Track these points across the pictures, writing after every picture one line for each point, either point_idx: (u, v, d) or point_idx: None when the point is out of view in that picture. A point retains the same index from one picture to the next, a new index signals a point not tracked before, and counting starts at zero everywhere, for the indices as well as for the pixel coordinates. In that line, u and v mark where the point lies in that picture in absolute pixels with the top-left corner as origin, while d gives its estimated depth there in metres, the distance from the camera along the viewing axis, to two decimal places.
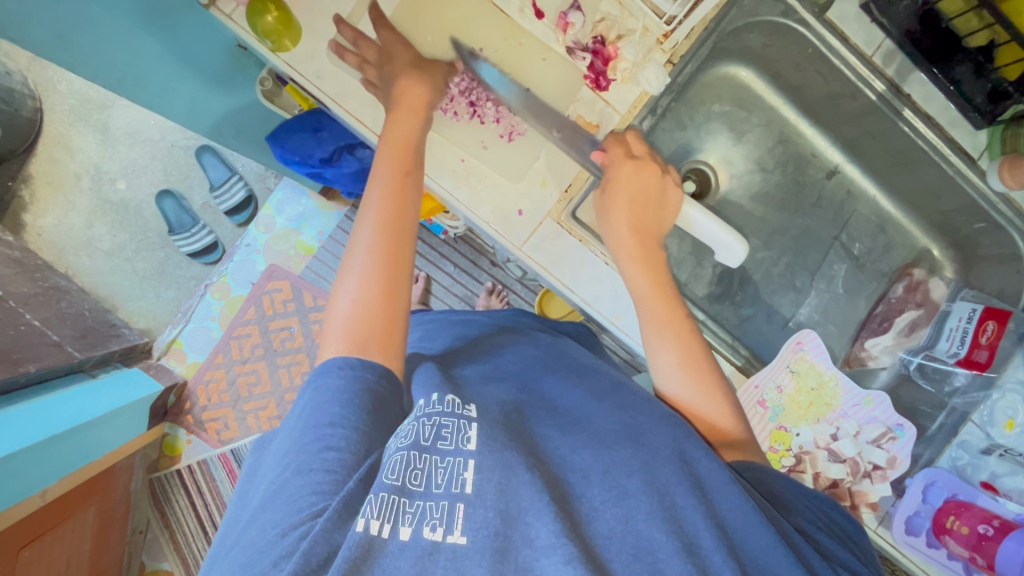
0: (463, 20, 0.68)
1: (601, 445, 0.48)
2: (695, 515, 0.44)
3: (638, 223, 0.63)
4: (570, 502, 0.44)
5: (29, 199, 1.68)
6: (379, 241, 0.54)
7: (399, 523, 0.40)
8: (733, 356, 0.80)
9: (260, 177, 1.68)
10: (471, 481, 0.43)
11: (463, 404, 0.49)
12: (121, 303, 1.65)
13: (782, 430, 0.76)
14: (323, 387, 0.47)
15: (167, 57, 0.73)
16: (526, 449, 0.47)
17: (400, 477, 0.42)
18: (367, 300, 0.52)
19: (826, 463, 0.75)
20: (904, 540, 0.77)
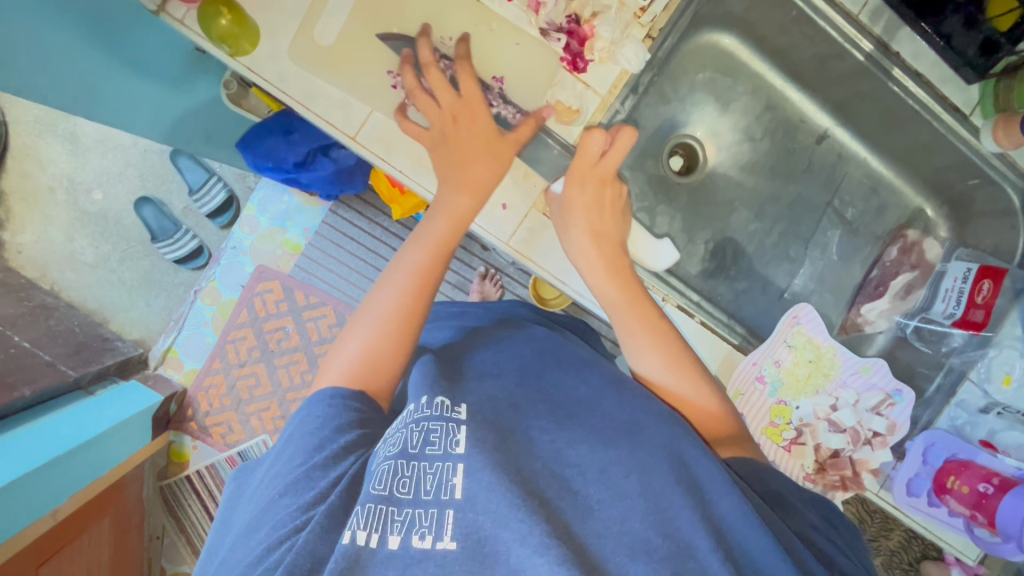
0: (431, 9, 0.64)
1: (599, 441, 0.48)
2: (686, 514, 0.43)
3: (597, 230, 0.63)
4: (562, 500, 0.44)
5: (4, 216, 1.63)
6: (405, 298, 0.57)
7: (387, 532, 0.41)
8: (730, 334, 0.78)
9: (240, 176, 1.65)
10: (460, 486, 0.43)
11: (452, 407, 0.49)
12: (111, 315, 1.63)
13: (782, 404, 0.75)
14: (315, 414, 0.50)
15: (123, 70, 0.70)
16: (524, 457, 0.46)
17: (388, 487, 0.43)
18: (383, 351, 0.55)
19: (826, 434, 0.75)
20: (905, 502, 0.80)
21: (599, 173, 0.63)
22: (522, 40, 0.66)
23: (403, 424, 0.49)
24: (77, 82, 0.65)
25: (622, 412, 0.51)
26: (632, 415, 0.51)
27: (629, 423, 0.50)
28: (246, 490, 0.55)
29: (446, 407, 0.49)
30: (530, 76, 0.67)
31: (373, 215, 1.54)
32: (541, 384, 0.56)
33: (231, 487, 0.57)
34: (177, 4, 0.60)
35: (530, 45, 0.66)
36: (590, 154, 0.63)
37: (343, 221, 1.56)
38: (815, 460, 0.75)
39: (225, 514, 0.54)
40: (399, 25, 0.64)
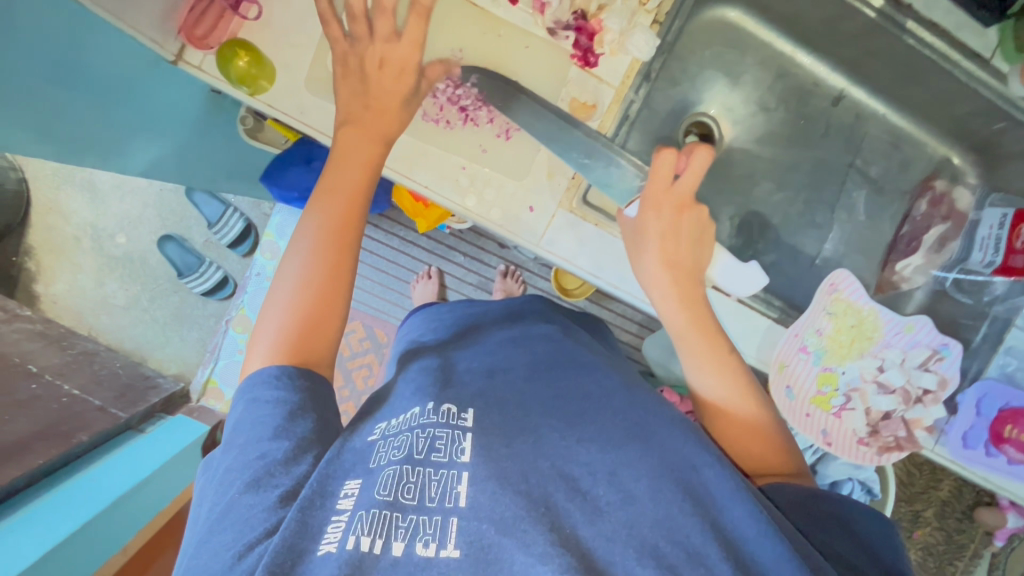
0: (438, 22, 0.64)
1: (609, 443, 0.48)
2: (693, 523, 0.43)
3: (672, 259, 0.60)
4: (570, 502, 0.44)
5: (35, 269, 1.69)
6: (324, 257, 0.54)
7: (391, 539, 0.41)
8: (768, 310, 0.77)
9: (254, 205, 1.71)
10: (465, 494, 0.44)
11: (459, 415, 0.51)
12: (148, 354, 1.70)
13: (828, 372, 0.75)
14: (262, 399, 0.48)
15: (149, 121, 0.71)
16: (532, 457, 0.47)
17: (392, 492, 0.44)
18: (310, 317, 0.53)
19: (875, 397, 0.75)
20: (963, 455, 0.78)
21: (676, 198, 0.60)
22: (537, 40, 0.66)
23: (406, 427, 0.50)
24: (111, 139, 0.67)
25: (635, 415, 0.53)
26: (643, 417, 0.52)
27: (640, 427, 0.51)
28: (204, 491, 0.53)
29: (452, 414, 0.51)
30: (543, 77, 0.67)
31: (387, 227, 1.45)
32: (554, 380, 0.57)
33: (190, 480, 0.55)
34: (194, 51, 0.61)
35: (544, 47, 0.67)
36: (662, 179, 0.60)
37: None
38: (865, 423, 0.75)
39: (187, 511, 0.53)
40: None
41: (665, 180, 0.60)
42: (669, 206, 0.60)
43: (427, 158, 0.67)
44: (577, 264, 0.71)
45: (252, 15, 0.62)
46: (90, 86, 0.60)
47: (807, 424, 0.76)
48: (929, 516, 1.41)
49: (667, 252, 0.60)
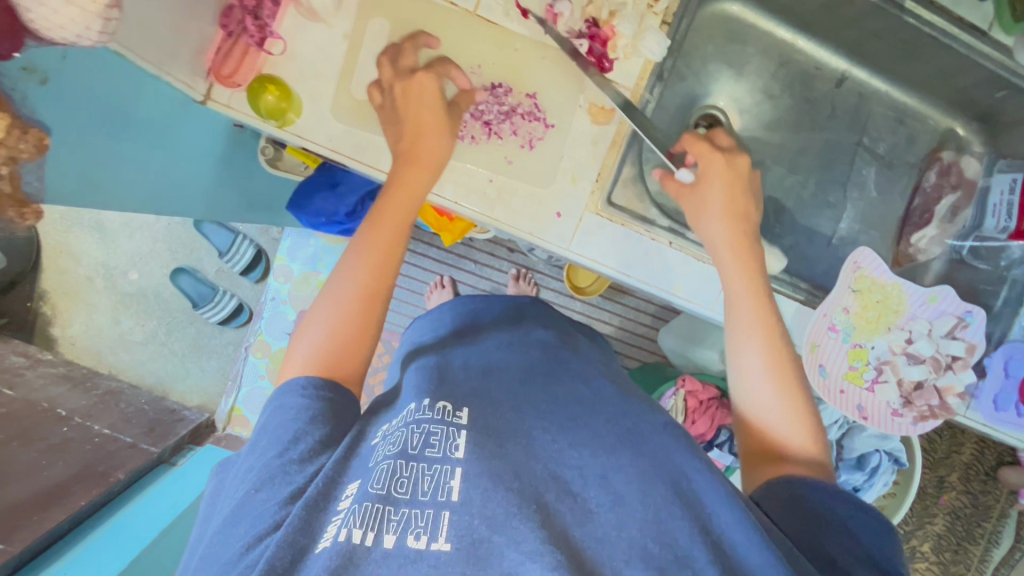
0: (456, 40, 0.67)
1: (600, 448, 0.51)
2: (682, 527, 0.47)
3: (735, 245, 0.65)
4: (562, 503, 0.47)
5: (51, 312, 1.71)
6: (359, 275, 0.57)
7: (383, 531, 0.42)
8: (795, 292, 0.78)
9: (263, 230, 1.72)
10: (457, 489, 0.45)
11: (454, 412, 0.52)
12: (170, 387, 1.72)
13: (858, 348, 0.77)
14: (286, 405, 0.50)
15: (180, 161, 0.72)
16: (525, 460, 0.49)
17: (385, 486, 0.45)
18: (343, 334, 0.55)
19: (905, 367, 0.77)
20: (994, 417, 0.80)
21: (729, 187, 0.67)
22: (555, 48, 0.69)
23: (399, 424, 0.52)
24: (148, 180, 0.68)
25: (626, 421, 0.57)
26: (632, 425, 0.56)
27: (632, 432, 0.55)
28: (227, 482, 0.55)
29: (448, 411, 0.52)
30: (563, 88, 0.69)
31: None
32: (548, 385, 0.60)
33: (212, 481, 0.58)
34: (222, 89, 0.63)
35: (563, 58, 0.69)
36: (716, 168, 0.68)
37: None
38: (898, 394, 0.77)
39: (207, 503, 0.56)
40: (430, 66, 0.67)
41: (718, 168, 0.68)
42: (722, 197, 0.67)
43: (455, 174, 0.68)
44: (610, 267, 0.73)
45: (277, 51, 0.64)
46: (134, 136, 0.61)
47: (843, 400, 0.77)
48: (954, 480, 1.43)
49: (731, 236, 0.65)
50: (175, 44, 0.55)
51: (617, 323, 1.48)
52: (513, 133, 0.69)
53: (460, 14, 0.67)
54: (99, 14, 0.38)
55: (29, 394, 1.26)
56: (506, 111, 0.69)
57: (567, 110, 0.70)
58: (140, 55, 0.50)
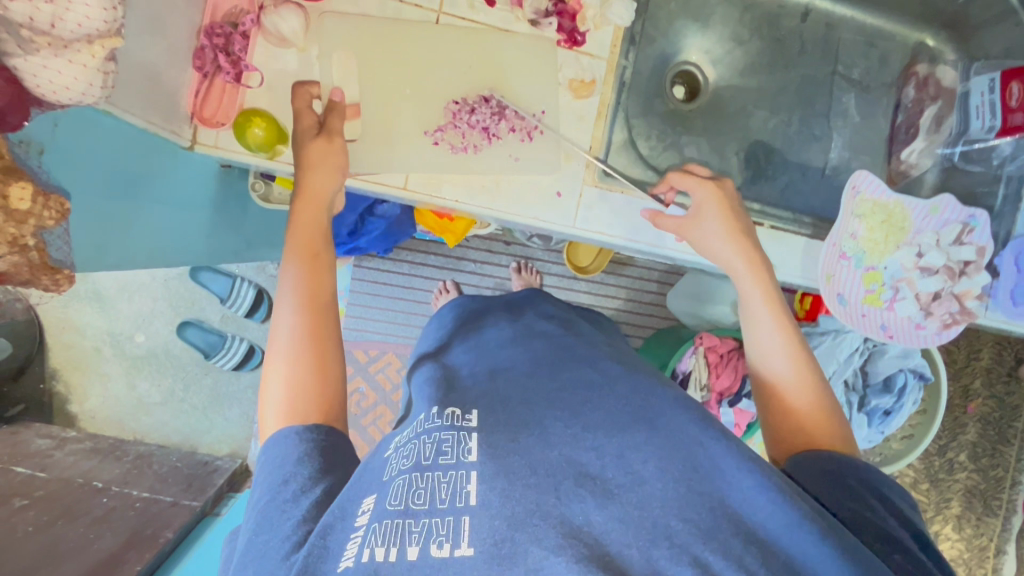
0: (426, 41, 0.69)
1: (613, 429, 0.50)
2: (699, 507, 0.45)
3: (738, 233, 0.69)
4: (581, 488, 0.45)
5: (65, 390, 1.71)
6: (307, 319, 0.57)
7: (405, 544, 0.42)
8: (802, 228, 0.79)
9: (259, 268, 1.74)
10: (474, 492, 0.45)
11: (463, 415, 0.52)
12: (198, 440, 1.73)
13: (872, 271, 0.78)
14: (274, 455, 0.50)
15: (183, 210, 0.74)
16: (539, 450, 0.48)
17: (403, 501, 0.45)
18: (301, 376, 0.54)
19: (922, 281, 0.79)
20: (1014, 313, 0.81)
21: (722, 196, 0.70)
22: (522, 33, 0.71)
23: (414, 435, 0.52)
24: (152, 234, 0.70)
25: (638, 397, 0.54)
26: (647, 400, 0.54)
27: (644, 409, 0.53)
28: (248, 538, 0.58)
29: (457, 416, 0.52)
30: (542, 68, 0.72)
31: (393, 256, 1.46)
32: (556, 372, 0.58)
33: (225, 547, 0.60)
34: (208, 131, 0.64)
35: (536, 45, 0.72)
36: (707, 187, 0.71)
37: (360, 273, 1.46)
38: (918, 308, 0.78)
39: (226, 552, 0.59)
40: (412, 87, 0.68)
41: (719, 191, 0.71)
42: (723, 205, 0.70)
43: (447, 177, 0.70)
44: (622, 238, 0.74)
45: (255, 83, 0.65)
46: (134, 195, 0.62)
47: (865, 323, 0.78)
48: (978, 387, 1.46)
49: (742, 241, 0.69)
50: (157, 94, 0.56)
51: (623, 296, 1.50)
52: (509, 135, 0.71)
53: (426, 26, 0.69)
54: (97, 67, 0.41)
55: (65, 471, 1.29)
56: (503, 108, 0.70)
57: (548, 87, 0.72)
58: (125, 110, 0.51)
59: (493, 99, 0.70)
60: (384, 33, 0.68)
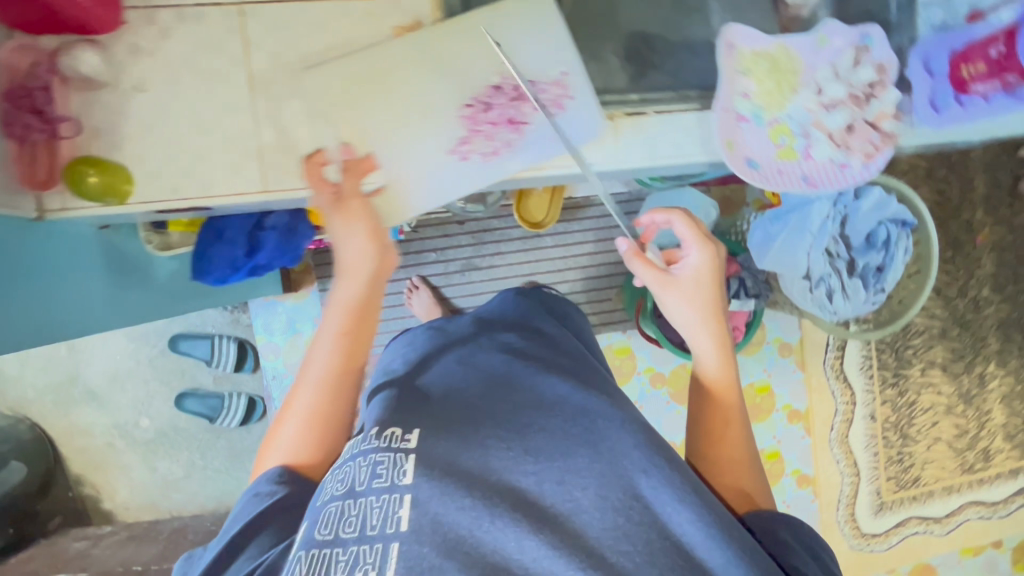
0: (383, 57, 0.92)
1: (566, 454, 0.72)
2: (622, 513, 0.68)
3: (709, 311, 0.90)
4: (519, 511, 0.67)
5: (94, 490, 1.76)
6: (323, 400, 0.83)
7: (333, 572, 0.63)
8: (689, 103, 0.96)
9: (233, 323, 1.74)
10: (403, 515, 0.66)
11: (404, 436, 0.74)
12: (232, 498, 1.78)
13: (778, 125, 0.97)
14: (258, 491, 0.78)
15: (54, 274, 0.94)
16: (479, 471, 0.71)
17: (331, 531, 0.66)
18: (300, 443, 0.82)
19: (825, 116, 0.96)
20: (936, 120, 0.96)
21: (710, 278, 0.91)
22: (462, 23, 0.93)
23: (354, 454, 0.75)
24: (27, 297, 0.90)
25: (593, 417, 0.77)
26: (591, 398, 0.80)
27: (587, 409, 0.78)
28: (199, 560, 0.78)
29: (396, 438, 0.74)
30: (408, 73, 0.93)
31: None
32: (508, 394, 0.81)
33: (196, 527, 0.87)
34: (51, 200, 0.86)
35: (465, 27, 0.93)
36: (699, 255, 0.91)
37: None
38: (828, 141, 0.96)
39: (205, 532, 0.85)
40: (389, 115, 0.93)
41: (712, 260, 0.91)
42: (709, 281, 0.91)
43: (446, 174, 0.97)
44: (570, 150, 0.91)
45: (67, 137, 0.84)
46: None
47: (785, 174, 0.97)
48: None
49: (715, 307, 0.90)
50: None
51: None
52: (529, 117, 0.97)
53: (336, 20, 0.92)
54: None
55: None
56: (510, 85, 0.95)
57: (464, 64, 0.94)
58: None
59: (502, 87, 0.95)
60: (349, 59, 0.91)
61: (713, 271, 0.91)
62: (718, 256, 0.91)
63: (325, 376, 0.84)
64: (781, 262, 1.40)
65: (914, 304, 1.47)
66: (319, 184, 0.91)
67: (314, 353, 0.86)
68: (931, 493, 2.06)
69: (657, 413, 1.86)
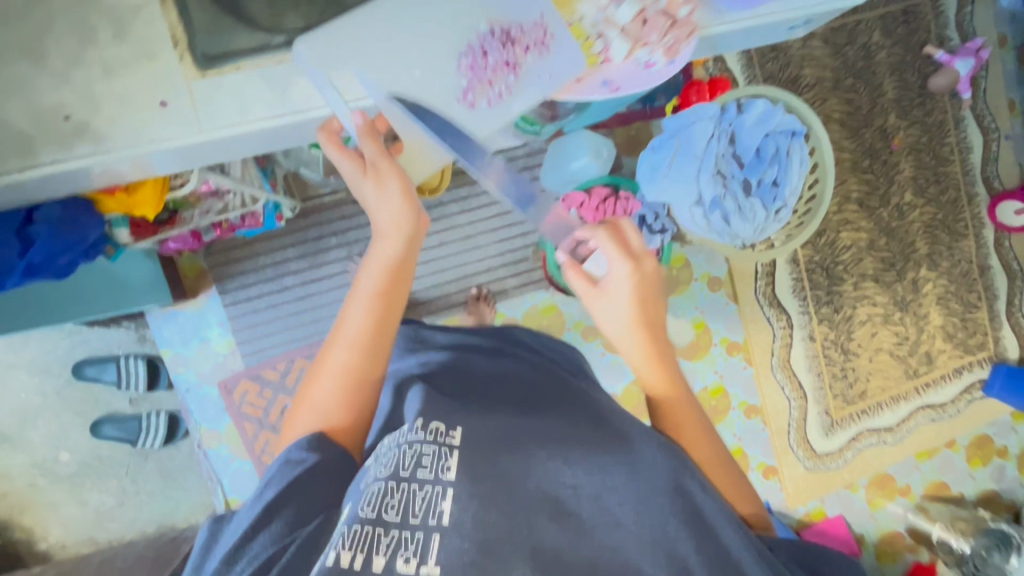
0: (356, 25, 0.87)
1: (592, 449, 0.86)
2: (641, 489, 0.81)
3: (650, 323, 0.96)
4: (542, 498, 0.79)
5: (24, 532, 1.68)
6: (356, 356, 0.89)
7: (372, 553, 0.71)
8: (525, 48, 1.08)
9: (139, 340, 1.67)
10: (445, 510, 0.75)
11: (447, 433, 0.86)
12: (171, 520, 1.72)
13: (577, 29, 0.97)
14: (292, 456, 0.81)
15: None
16: (526, 473, 0.82)
17: (373, 509, 0.74)
18: (336, 397, 0.88)
19: (619, 12, 0.96)
20: None
21: (652, 304, 0.97)
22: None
23: (394, 444, 0.86)
24: None
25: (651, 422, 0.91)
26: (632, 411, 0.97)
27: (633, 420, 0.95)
28: (223, 535, 0.77)
29: (441, 433, 0.85)
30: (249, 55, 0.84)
31: (256, 264, 1.60)
32: (532, 408, 0.99)
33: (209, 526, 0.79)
34: None
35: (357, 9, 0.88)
36: (634, 268, 0.94)
37: (238, 292, 1.60)
38: (621, 41, 0.98)
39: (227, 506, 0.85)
40: (394, 64, 0.90)
41: (644, 274, 0.95)
42: (647, 295, 0.96)
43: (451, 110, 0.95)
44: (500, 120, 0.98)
45: None
46: None
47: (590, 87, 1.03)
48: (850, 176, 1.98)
49: (653, 322, 0.97)
50: None
51: None
52: (522, 59, 0.96)
53: None
54: None
55: None
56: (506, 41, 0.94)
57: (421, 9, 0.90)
58: None
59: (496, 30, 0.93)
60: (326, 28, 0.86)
61: (647, 281, 0.95)
62: (654, 269, 0.96)
63: (359, 338, 0.89)
64: (671, 192, 1.34)
65: (818, 212, 1.43)
66: (339, 150, 0.91)
67: (348, 312, 0.91)
68: (878, 404, 2.07)
69: (593, 364, 1.80)
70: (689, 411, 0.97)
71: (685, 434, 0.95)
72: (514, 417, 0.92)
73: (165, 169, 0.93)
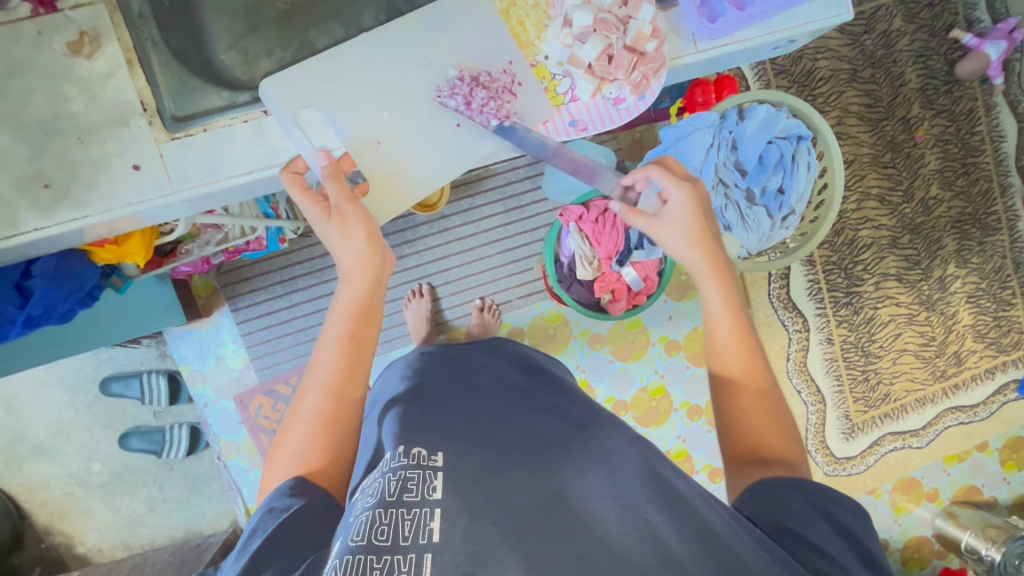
0: (335, 64, 0.94)
1: (591, 463, 0.80)
2: (647, 502, 0.74)
3: (708, 243, 0.92)
4: (539, 514, 0.72)
5: (65, 538, 1.80)
6: (327, 401, 0.86)
7: None
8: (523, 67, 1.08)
9: (161, 357, 1.75)
10: (436, 527, 0.68)
11: (430, 456, 0.79)
12: (197, 526, 1.80)
13: (539, 68, 1.00)
14: (277, 504, 0.78)
15: None
16: (519, 490, 0.75)
17: (364, 536, 0.66)
18: (313, 444, 0.84)
19: (580, 50, 0.97)
20: None
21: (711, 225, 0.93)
22: (338, 48, 0.94)
23: (382, 472, 0.78)
24: None
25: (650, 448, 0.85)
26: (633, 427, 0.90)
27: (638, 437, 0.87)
28: None
29: (422, 456, 0.79)
30: (216, 113, 0.90)
31: (265, 283, 1.64)
32: (522, 419, 0.94)
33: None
34: None
35: (331, 61, 0.94)
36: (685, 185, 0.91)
37: (249, 309, 1.64)
38: (584, 77, 0.98)
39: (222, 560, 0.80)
40: (369, 105, 0.96)
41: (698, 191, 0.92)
42: (705, 216, 0.92)
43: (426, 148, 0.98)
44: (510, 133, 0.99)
45: None
46: None
47: (557, 124, 1.02)
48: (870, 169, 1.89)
49: (711, 247, 0.92)
50: None
51: None
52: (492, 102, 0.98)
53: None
54: None
55: None
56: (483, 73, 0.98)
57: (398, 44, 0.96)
58: None
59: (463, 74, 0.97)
60: (303, 73, 0.93)
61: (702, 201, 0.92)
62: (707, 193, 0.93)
63: (331, 383, 0.86)
64: None
65: (831, 209, 1.36)
66: (303, 193, 0.87)
67: (320, 362, 0.88)
68: (903, 406, 2.00)
69: (600, 371, 1.79)
70: (749, 338, 0.91)
71: (735, 365, 0.90)
72: (504, 430, 0.89)
73: (154, 220, 0.95)
